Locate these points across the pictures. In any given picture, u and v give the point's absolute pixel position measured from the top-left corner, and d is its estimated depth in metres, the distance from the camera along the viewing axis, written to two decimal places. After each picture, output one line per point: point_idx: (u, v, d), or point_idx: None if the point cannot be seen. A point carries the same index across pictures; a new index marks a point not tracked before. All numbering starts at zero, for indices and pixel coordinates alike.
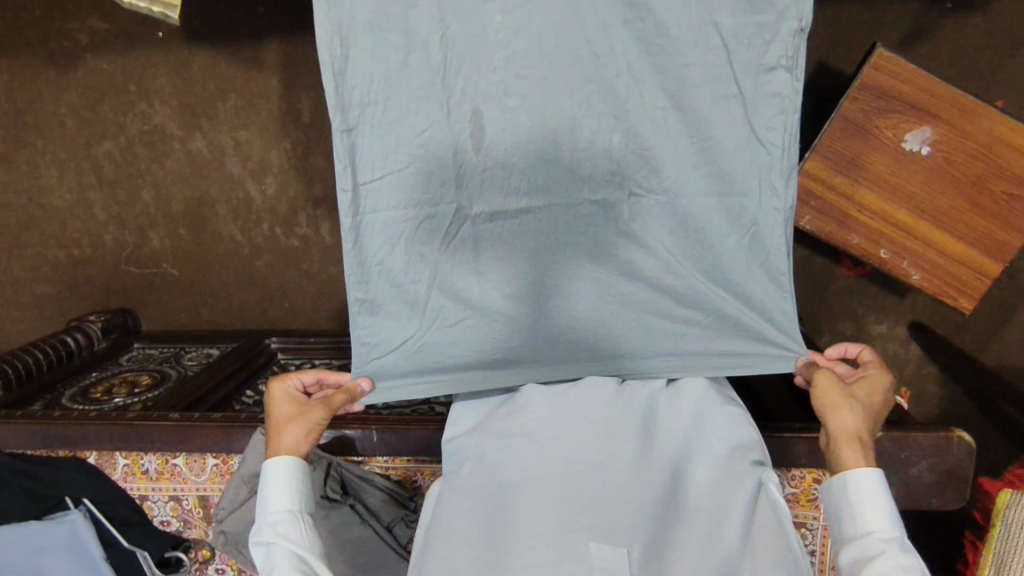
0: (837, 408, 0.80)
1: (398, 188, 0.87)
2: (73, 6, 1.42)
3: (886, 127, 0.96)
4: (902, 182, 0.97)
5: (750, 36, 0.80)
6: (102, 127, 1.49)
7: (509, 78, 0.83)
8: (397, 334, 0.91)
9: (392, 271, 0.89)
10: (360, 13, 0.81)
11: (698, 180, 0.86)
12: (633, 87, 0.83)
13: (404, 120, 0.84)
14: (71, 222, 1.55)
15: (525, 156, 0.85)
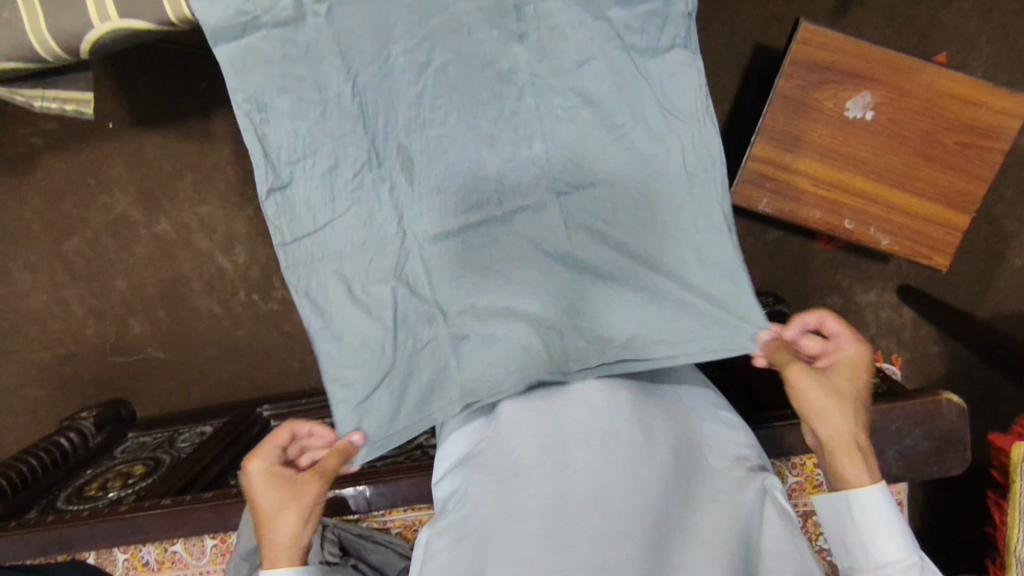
0: (824, 407, 0.72)
1: (342, 232, 0.78)
2: (22, 113, 1.47)
3: (826, 100, 1.05)
4: (852, 149, 1.07)
5: (642, 23, 0.74)
6: (67, 225, 1.53)
7: (422, 112, 0.75)
8: (357, 382, 0.78)
9: (350, 318, 0.79)
10: (266, 79, 0.73)
11: (629, 166, 0.76)
12: (545, 92, 0.75)
13: (317, 178, 0.77)
14: (51, 322, 1.59)
15: (458, 180, 0.76)
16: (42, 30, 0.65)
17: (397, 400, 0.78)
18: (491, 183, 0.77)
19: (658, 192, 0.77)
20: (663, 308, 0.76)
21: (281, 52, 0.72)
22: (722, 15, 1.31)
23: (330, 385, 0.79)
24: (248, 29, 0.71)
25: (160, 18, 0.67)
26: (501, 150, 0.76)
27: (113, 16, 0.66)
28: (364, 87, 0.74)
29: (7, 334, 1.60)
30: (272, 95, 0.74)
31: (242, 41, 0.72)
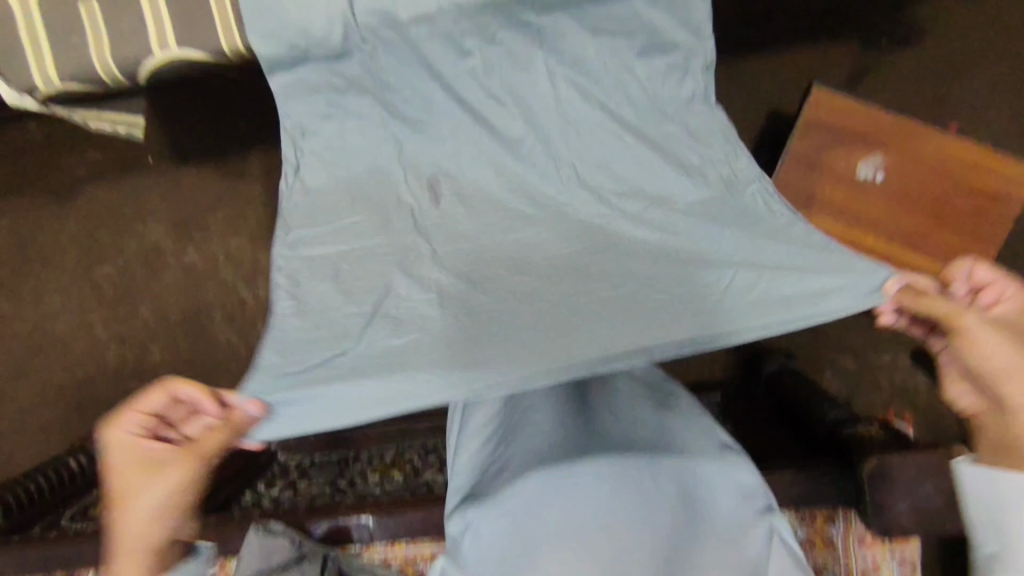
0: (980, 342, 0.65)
1: (348, 233, 0.82)
2: (72, 145, 1.56)
3: (837, 160, 1.09)
4: (863, 209, 1.10)
5: (662, 76, 0.83)
6: (101, 251, 1.59)
7: (449, 131, 0.83)
8: (337, 344, 0.73)
9: (329, 306, 0.78)
10: (311, 111, 0.83)
11: (673, 182, 0.80)
12: (558, 116, 0.83)
13: (342, 186, 0.84)
14: (74, 345, 1.63)
15: (483, 192, 0.82)
16: (103, 54, 0.72)
17: (374, 366, 0.70)
18: (517, 201, 0.82)
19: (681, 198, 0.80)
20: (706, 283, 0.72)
21: (325, 83, 0.82)
22: (739, 80, 1.37)
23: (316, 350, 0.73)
24: (297, 64, 0.81)
25: (213, 48, 0.76)
26: (529, 172, 0.82)
27: (171, 44, 0.74)
28: (396, 110, 0.83)
29: (31, 353, 1.63)
30: (321, 127, 0.83)
31: (293, 75, 0.82)
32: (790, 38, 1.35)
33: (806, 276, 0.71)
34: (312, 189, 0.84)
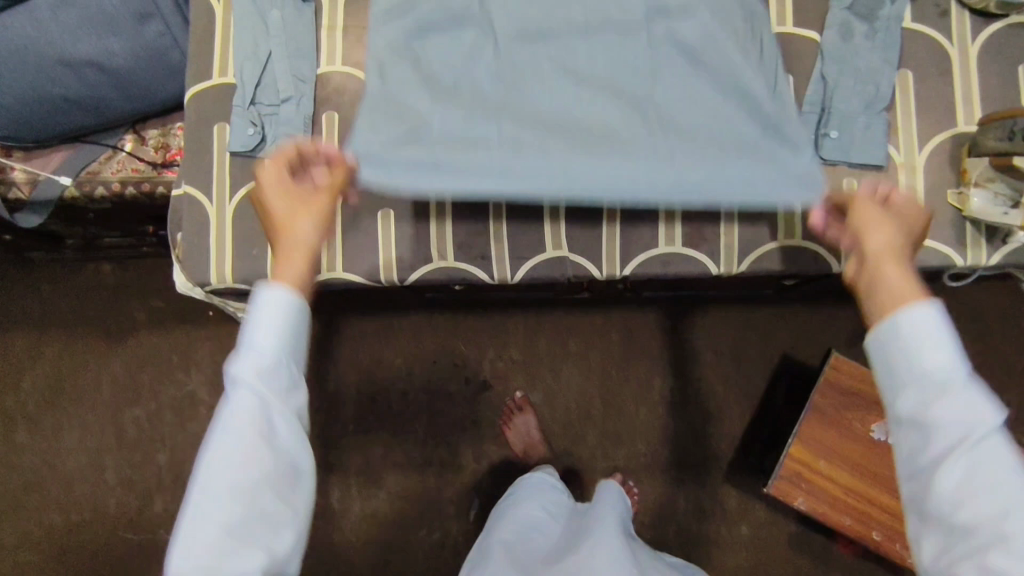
0: (872, 224, 0.61)
1: (431, 99, 0.73)
2: (139, 289, 1.59)
3: (853, 419, 1.23)
4: (875, 467, 1.22)
5: (850, 80, 0.80)
6: (135, 393, 1.56)
7: (562, 103, 0.73)
8: (424, 104, 0.73)
9: (402, 123, 0.72)
10: (436, 75, 0.74)
11: (681, 179, 0.70)
12: (672, 126, 0.72)
13: (438, 104, 0.73)
14: (77, 487, 1.53)
15: (562, 129, 0.72)
16: None
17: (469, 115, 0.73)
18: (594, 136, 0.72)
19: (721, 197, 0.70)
20: (713, 178, 0.70)
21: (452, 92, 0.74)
22: (755, 328, 1.57)
23: (411, 107, 0.72)
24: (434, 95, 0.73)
25: (374, 276, 0.81)
26: (618, 129, 0.72)
27: (338, 267, 0.81)
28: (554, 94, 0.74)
29: (23, 494, 1.53)
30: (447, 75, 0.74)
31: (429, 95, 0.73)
32: (804, 298, 1.57)
33: (854, 137, 0.79)
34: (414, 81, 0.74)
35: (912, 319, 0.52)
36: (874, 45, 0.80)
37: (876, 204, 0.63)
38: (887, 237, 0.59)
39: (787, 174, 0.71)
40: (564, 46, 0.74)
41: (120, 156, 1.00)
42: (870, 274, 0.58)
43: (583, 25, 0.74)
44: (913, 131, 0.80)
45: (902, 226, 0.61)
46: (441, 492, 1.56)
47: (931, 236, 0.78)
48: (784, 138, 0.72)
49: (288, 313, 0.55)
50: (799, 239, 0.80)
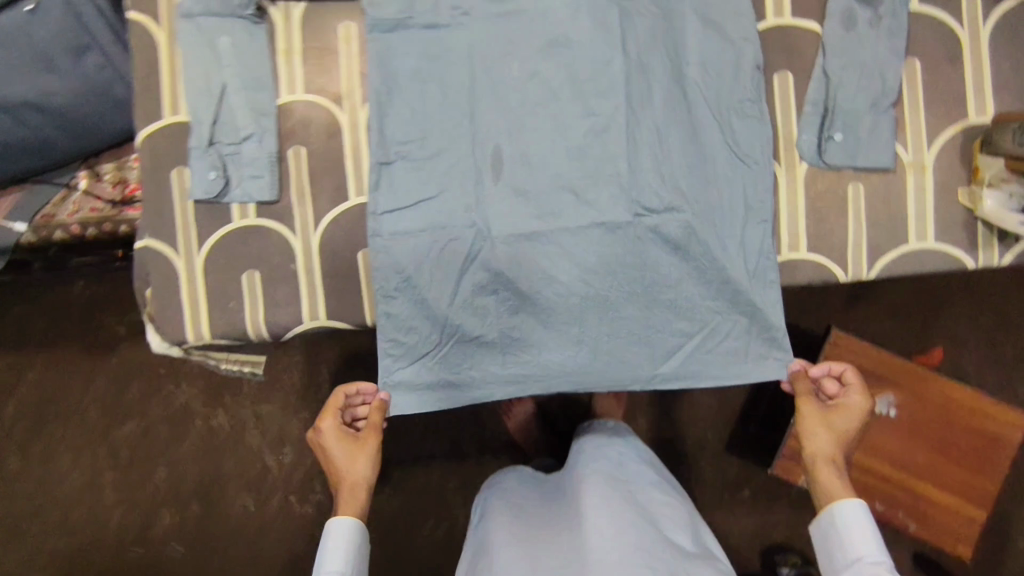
0: (810, 435, 0.72)
1: (426, 255, 0.76)
2: (115, 303, 1.51)
3: None
4: (877, 440, 1.22)
5: (853, 75, 0.74)
6: (127, 411, 1.50)
7: (553, 271, 0.76)
8: (422, 261, 0.76)
9: (405, 295, 0.77)
10: (427, 224, 0.76)
11: (664, 347, 0.78)
12: (659, 291, 0.76)
13: (433, 254, 0.76)
14: (78, 507, 1.49)
15: (555, 303, 0.77)
16: (260, 320, 0.77)
17: (467, 285, 0.77)
18: (580, 304, 0.77)
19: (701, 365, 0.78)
20: (694, 351, 0.78)
21: (445, 247, 0.76)
22: None
23: (408, 271, 0.76)
24: (431, 256, 0.76)
25: (361, 321, 0.78)
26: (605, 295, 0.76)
27: (323, 315, 0.77)
28: (543, 261, 0.76)
29: (24, 519, 1.49)
30: (435, 220, 0.76)
31: (422, 254, 0.76)
32: None
33: (858, 137, 0.74)
34: (406, 232, 0.76)
35: (845, 515, 0.68)
36: (879, 34, 0.74)
37: (822, 409, 0.73)
38: (832, 444, 0.71)
39: (751, 355, 0.78)
40: (556, 246, 0.76)
41: (76, 195, 0.94)
42: (810, 479, 0.72)
43: (570, 188, 0.75)
44: (921, 127, 0.75)
45: (848, 427, 0.72)
46: (443, 487, 1.56)
47: (942, 239, 0.75)
48: (763, 322, 0.76)
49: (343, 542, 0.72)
50: (803, 252, 0.76)
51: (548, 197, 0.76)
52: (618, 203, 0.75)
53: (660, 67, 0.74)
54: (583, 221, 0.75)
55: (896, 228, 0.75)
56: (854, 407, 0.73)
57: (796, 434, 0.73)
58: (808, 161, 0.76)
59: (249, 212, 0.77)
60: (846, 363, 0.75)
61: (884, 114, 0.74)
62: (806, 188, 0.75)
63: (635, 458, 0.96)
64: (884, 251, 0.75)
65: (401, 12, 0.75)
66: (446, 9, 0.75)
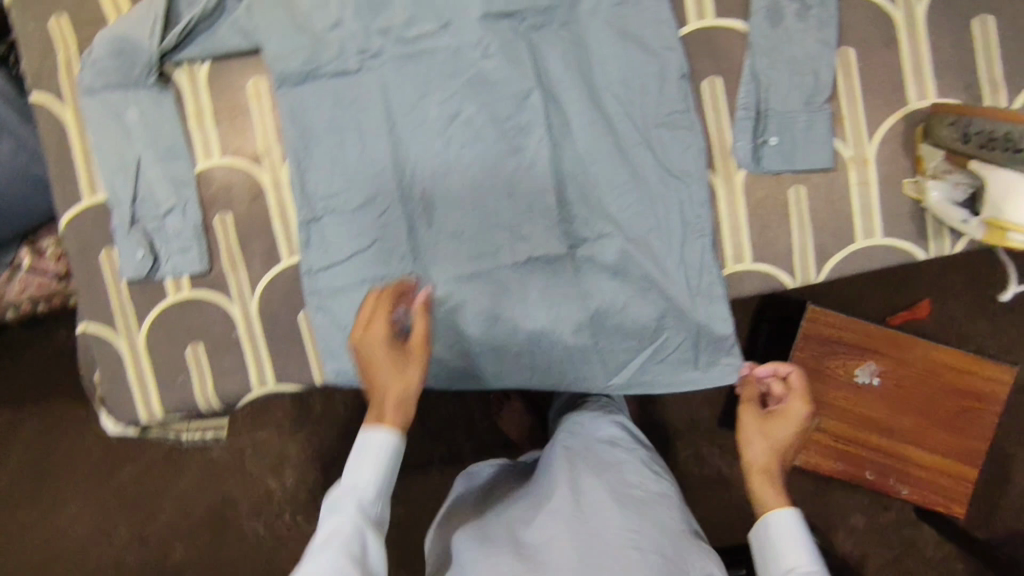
0: (751, 441, 0.73)
1: (360, 302, 0.74)
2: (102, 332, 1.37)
3: (839, 369, 1.21)
4: (863, 410, 1.21)
5: (784, 73, 0.71)
6: (126, 449, 1.23)
7: (496, 302, 0.75)
8: (358, 310, 0.74)
9: (347, 345, 0.74)
10: (360, 270, 0.74)
11: (617, 363, 0.76)
12: (606, 311, 0.75)
13: (370, 297, 0.74)
14: (80, 556, 1.22)
15: (503, 334, 0.75)
16: (208, 391, 0.76)
17: None
18: (527, 335, 0.75)
19: (656, 377, 0.76)
20: (646, 364, 0.76)
21: (379, 290, 0.74)
22: None
23: (344, 320, 0.74)
24: (370, 300, 0.74)
25: (309, 380, 0.77)
26: (552, 321, 0.75)
27: (271, 380, 0.76)
28: (481, 291, 0.74)
29: None
30: (367, 265, 0.74)
31: (357, 301, 0.74)
32: None
33: (794, 139, 0.71)
34: (340, 282, 0.74)
35: (778, 527, 0.68)
36: (807, 27, 0.70)
37: (762, 416, 0.75)
38: (767, 452, 0.72)
39: (702, 362, 0.76)
40: (494, 281, 0.75)
41: (21, 275, 0.92)
42: (751, 489, 0.72)
43: (500, 219, 0.74)
44: (861, 118, 0.71)
45: (786, 435, 0.73)
46: (421, 528, 1.20)
47: (888, 234, 0.73)
48: (710, 333, 0.75)
49: (370, 454, 0.58)
50: (749, 263, 0.74)
51: (481, 234, 0.74)
52: (552, 233, 0.74)
53: (577, 87, 0.72)
54: (517, 255, 0.74)
55: (842, 228, 0.73)
56: (795, 414, 0.74)
57: (737, 441, 0.75)
58: (745, 168, 0.73)
59: (182, 286, 0.75)
60: (792, 366, 0.77)
61: (822, 109, 0.71)
62: (745, 198, 0.73)
63: (622, 426, 0.81)
64: (830, 253, 0.73)
65: (307, 62, 0.72)
66: (354, 54, 0.72)
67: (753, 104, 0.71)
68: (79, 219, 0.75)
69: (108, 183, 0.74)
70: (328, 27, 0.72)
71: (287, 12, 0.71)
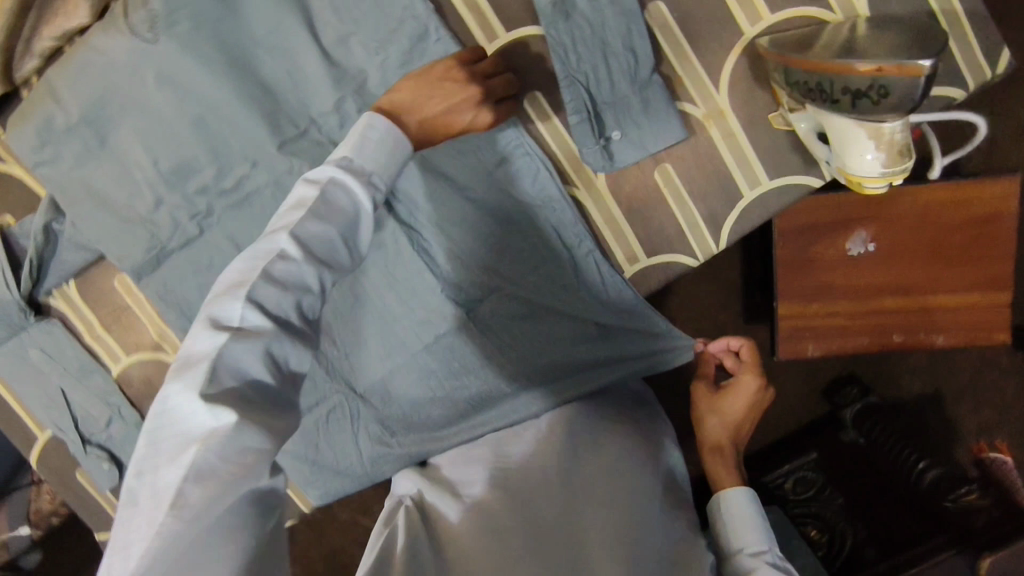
0: (708, 413, 0.74)
1: (308, 428, 0.75)
2: None
3: (825, 252, 0.86)
4: (869, 282, 0.86)
5: (603, 61, 0.64)
6: None
7: (428, 383, 0.72)
8: (313, 430, 0.75)
9: (321, 460, 0.77)
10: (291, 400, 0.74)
11: (566, 384, 0.71)
12: (534, 344, 0.72)
13: (313, 422, 0.75)
14: None
15: (445, 411, 0.72)
16: None
17: (350, 421, 0.75)
18: (470, 397, 0.72)
19: (613, 372, 0.72)
20: (596, 367, 0.73)
21: (321, 410, 0.74)
22: None
23: (299, 449, 0.76)
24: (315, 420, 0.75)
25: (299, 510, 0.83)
26: (486, 374, 0.71)
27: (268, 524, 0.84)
28: (408, 372, 0.72)
29: None
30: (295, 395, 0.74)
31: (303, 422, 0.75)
32: None
33: (640, 124, 0.66)
34: None
35: (732, 509, 0.65)
36: (607, 4, 0.62)
37: (714, 391, 0.75)
38: (720, 429, 0.72)
39: (652, 345, 0.73)
40: (418, 365, 0.72)
41: None
42: (704, 464, 0.72)
43: (401, 309, 0.71)
44: (700, 73, 0.65)
45: (737, 408, 0.73)
46: None
47: (774, 175, 0.67)
48: (642, 330, 0.74)
49: (399, 138, 0.53)
50: (646, 259, 0.72)
51: (386, 330, 0.72)
52: (448, 302, 0.71)
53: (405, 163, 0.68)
54: (428, 334, 0.71)
55: (725, 189, 0.68)
56: (745, 386, 0.73)
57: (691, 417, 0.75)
58: (603, 170, 0.68)
59: None
60: (744, 339, 0.76)
61: (654, 83, 0.65)
62: (615, 198, 0.70)
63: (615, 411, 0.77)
64: (723, 218, 0.69)
65: (150, 248, 0.70)
66: (188, 219, 0.70)
67: (581, 107, 0.64)
68: (49, 458, 0.81)
69: (50, 420, 0.77)
70: (151, 208, 0.69)
71: (106, 210, 0.69)
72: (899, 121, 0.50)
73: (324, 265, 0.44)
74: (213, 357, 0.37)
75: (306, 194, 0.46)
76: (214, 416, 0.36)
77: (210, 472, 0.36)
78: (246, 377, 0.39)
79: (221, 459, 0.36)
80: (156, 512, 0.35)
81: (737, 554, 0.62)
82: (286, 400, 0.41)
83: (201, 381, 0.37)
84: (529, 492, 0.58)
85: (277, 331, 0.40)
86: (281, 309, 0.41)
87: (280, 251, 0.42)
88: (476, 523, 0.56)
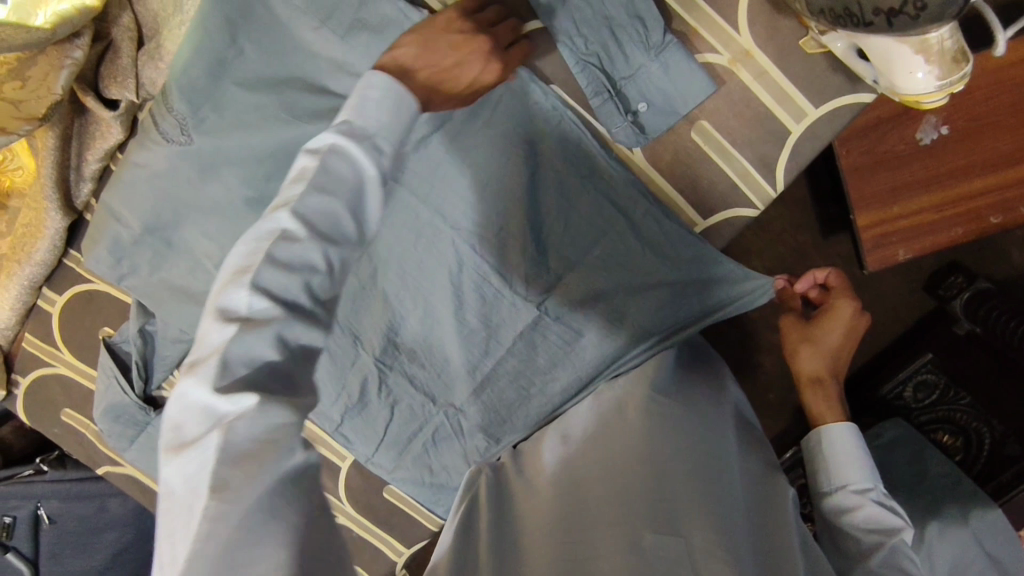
0: (804, 348, 0.71)
1: (415, 452, 0.78)
2: None
3: (895, 147, 0.79)
4: (949, 166, 0.79)
5: (612, 37, 0.63)
6: None
7: (518, 385, 0.73)
8: (421, 455, 0.78)
9: (436, 481, 0.79)
10: (391, 429, 0.77)
11: (653, 357, 0.70)
12: (611, 324, 0.70)
13: (419, 446, 0.77)
14: None
15: (540, 412, 0.73)
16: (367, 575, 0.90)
17: (449, 438, 0.76)
18: (560, 391, 0.72)
19: (691, 324, 0.70)
20: (674, 328, 0.70)
21: (425, 431, 0.77)
22: None
23: (411, 475, 0.79)
24: (418, 441, 0.77)
25: (429, 529, 0.87)
26: (570, 364, 0.71)
27: (404, 548, 0.88)
28: (497, 381, 0.73)
29: None
30: (395, 423, 0.77)
31: (410, 449, 0.78)
32: None
33: (664, 88, 0.64)
34: (389, 443, 0.78)
35: (835, 445, 0.65)
36: None
37: (807, 321, 0.72)
38: (819, 360, 0.70)
39: (731, 293, 0.70)
40: (505, 371, 0.73)
41: None
42: (806, 402, 0.70)
43: (474, 324, 0.71)
44: (714, 20, 0.63)
45: (832, 339, 0.71)
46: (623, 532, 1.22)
47: (820, 102, 0.63)
48: (710, 279, 0.70)
49: (401, 93, 0.46)
50: (703, 221, 0.71)
51: (462, 348, 0.72)
52: (519, 307, 0.70)
53: (441, 184, 0.69)
54: (506, 340, 0.71)
55: (770, 129, 0.65)
56: (841, 314, 0.70)
57: (785, 352, 0.73)
58: (638, 145, 0.68)
59: None
60: (829, 269, 0.74)
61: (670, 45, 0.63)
62: (657, 169, 0.69)
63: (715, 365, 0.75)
64: (775, 159, 0.66)
65: None
66: None
67: (597, 89, 0.64)
68: None
69: None
70: None
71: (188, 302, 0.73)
72: (945, 28, 0.49)
73: (329, 240, 0.41)
74: (222, 349, 0.37)
75: (305, 163, 0.42)
76: (235, 403, 0.36)
77: (243, 454, 0.36)
78: (258, 363, 0.38)
79: (251, 439, 0.36)
80: (198, 500, 0.35)
81: (838, 490, 0.64)
82: (304, 381, 0.40)
83: (213, 374, 0.36)
84: (604, 455, 0.61)
85: (285, 316, 0.39)
86: (290, 293, 0.39)
87: (282, 229, 0.39)
88: (550, 507, 0.59)
